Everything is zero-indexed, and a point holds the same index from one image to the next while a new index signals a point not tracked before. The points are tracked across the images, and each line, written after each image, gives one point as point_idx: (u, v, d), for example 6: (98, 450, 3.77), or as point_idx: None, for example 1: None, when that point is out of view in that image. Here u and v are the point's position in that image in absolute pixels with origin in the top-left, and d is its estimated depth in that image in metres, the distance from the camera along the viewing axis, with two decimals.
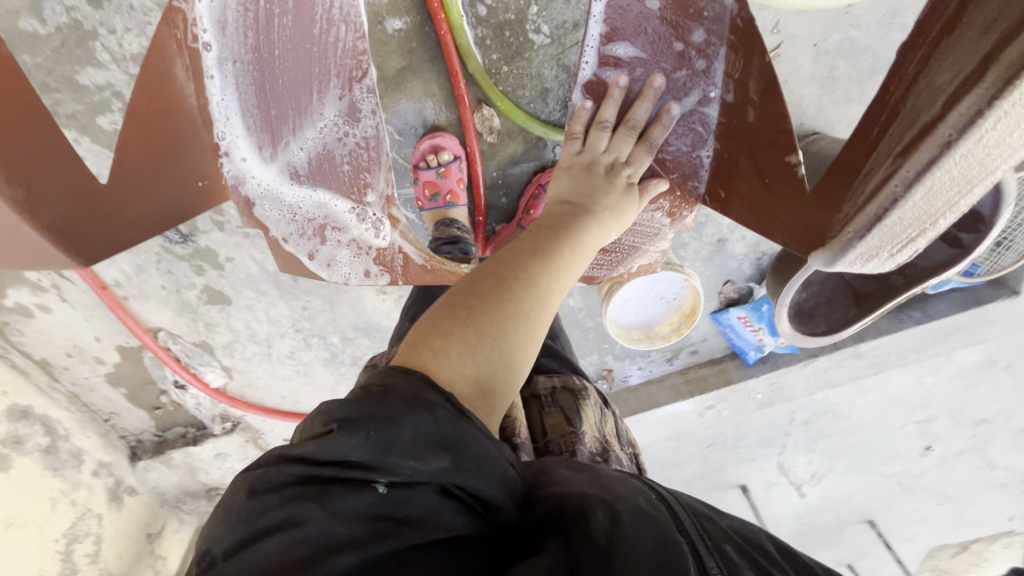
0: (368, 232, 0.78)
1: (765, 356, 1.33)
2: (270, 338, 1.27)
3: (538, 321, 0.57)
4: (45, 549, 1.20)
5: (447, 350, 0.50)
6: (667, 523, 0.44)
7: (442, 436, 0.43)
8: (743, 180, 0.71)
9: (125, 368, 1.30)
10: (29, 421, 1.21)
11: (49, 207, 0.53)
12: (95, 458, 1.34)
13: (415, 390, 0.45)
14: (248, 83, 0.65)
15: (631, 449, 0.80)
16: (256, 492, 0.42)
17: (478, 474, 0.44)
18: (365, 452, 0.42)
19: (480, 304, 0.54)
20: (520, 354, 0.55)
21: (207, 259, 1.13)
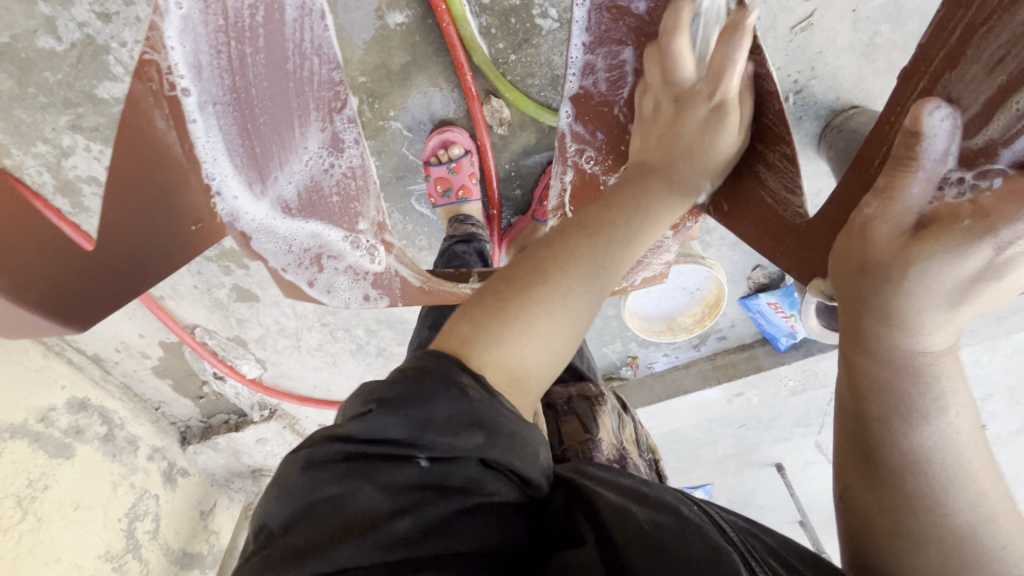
0: (363, 258, 0.78)
1: (798, 342, 1.28)
2: (298, 331, 1.32)
3: (577, 307, 0.50)
4: (110, 527, 1.30)
5: (480, 336, 0.47)
6: (714, 533, 0.42)
7: (477, 414, 0.41)
8: (749, 191, 0.63)
9: (169, 362, 1.37)
10: (87, 411, 1.31)
11: (34, 287, 0.64)
12: (150, 444, 1.44)
13: (448, 369, 0.43)
14: (230, 123, 0.65)
15: (651, 454, 0.80)
16: (306, 462, 0.41)
17: (512, 454, 0.42)
18: (403, 429, 0.40)
19: (532, 279, 0.50)
20: (571, 334, 0.50)
21: (233, 260, 1.16)
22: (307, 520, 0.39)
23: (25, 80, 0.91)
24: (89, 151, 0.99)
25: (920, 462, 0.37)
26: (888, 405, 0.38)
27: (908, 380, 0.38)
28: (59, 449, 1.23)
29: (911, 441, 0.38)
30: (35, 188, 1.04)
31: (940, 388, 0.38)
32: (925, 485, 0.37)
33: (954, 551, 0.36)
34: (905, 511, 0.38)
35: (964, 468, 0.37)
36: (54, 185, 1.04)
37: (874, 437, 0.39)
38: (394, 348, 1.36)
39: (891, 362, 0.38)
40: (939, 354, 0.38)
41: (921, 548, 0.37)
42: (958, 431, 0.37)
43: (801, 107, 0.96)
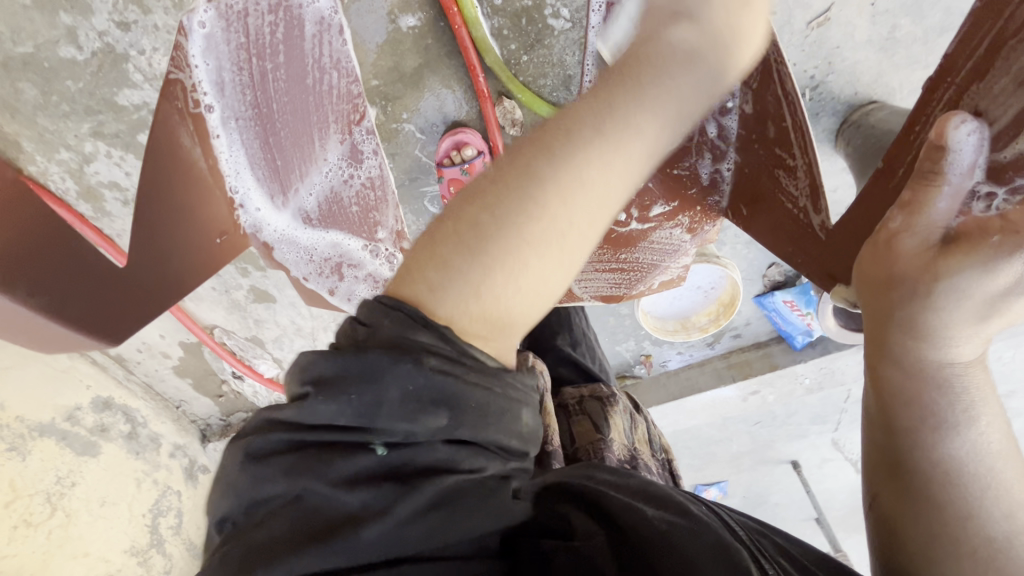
0: (382, 266, 0.80)
1: (814, 340, 1.27)
2: (315, 331, 1.33)
3: (564, 230, 0.41)
4: (135, 523, 1.34)
5: (449, 282, 0.40)
6: (723, 530, 0.43)
7: (441, 390, 0.37)
8: (770, 196, 0.62)
9: (189, 362, 1.39)
10: (111, 411, 1.33)
11: (72, 303, 0.61)
12: (171, 442, 1.46)
13: (395, 335, 0.39)
14: (252, 137, 0.66)
15: (663, 455, 0.81)
16: (256, 457, 0.38)
17: (482, 425, 0.39)
18: (352, 417, 0.37)
19: (504, 203, 0.41)
20: (561, 270, 0.43)
21: (250, 261, 1.17)
22: (267, 518, 0.37)
23: (47, 88, 0.93)
24: (110, 157, 1.01)
25: (951, 473, 0.38)
26: (918, 417, 0.39)
27: (936, 393, 0.38)
28: (85, 447, 1.27)
29: (941, 451, 0.39)
30: (60, 194, 1.06)
31: (960, 397, 0.39)
32: (957, 495, 0.38)
33: (982, 554, 0.37)
34: (937, 521, 0.38)
35: (995, 476, 0.38)
36: (76, 190, 1.06)
37: (902, 449, 0.40)
38: None
39: (919, 376, 0.39)
40: (966, 366, 0.39)
41: (958, 558, 0.38)
42: (989, 441, 0.39)
43: (817, 103, 0.95)
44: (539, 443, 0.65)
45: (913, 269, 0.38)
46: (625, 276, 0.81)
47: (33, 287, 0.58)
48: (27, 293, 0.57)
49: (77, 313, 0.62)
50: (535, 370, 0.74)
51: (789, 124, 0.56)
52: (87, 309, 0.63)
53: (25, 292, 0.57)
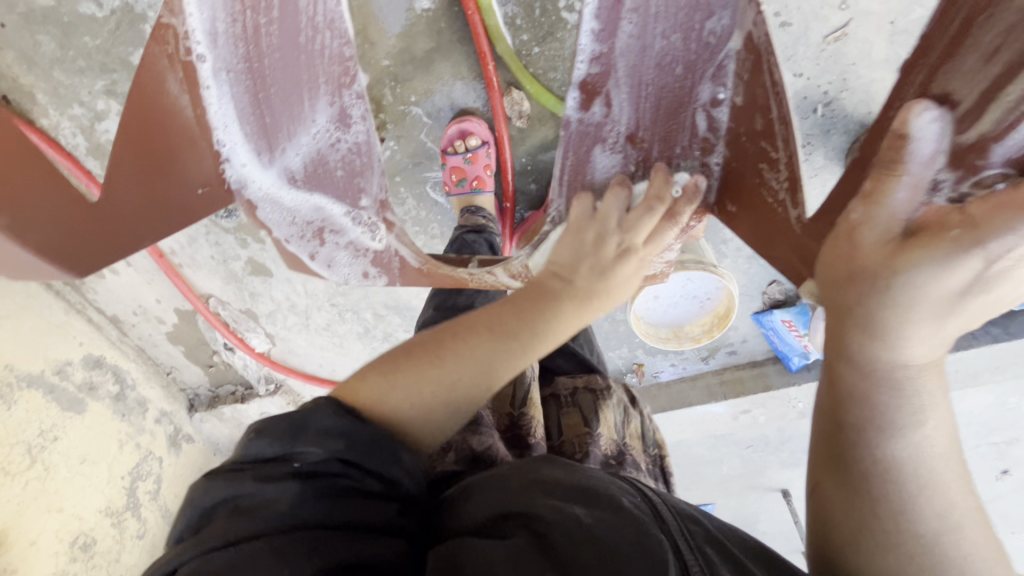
0: (364, 235, 0.77)
1: (811, 363, 1.24)
2: (308, 309, 1.34)
3: (479, 374, 0.57)
4: (113, 484, 1.33)
5: (383, 384, 0.56)
6: (649, 522, 0.50)
7: (348, 429, 0.52)
8: (752, 191, 0.62)
9: (183, 329, 1.42)
10: (102, 369, 1.36)
11: (36, 229, 0.68)
12: (158, 407, 1.49)
13: (334, 405, 0.53)
14: (242, 91, 0.65)
15: (658, 449, 0.89)
16: (206, 480, 0.50)
17: (374, 456, 0.53)
18: (280, 445, 0.50)
19: (450, 337, 0.58)
20: (462, 398, 0.57)
21: (250, 234, 1.18)
22: (206, 530, 0.46)
23: (65, 43, 0.95)
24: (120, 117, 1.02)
25: (892, 471, 0.38)
26: (865, 415, 0.39)
27: (885, 393, 0.38)
28: (71, 404, 1.28)
29: (884, 450, 0.39)
30: (69, 148, 1.07)
31: (913, 399, 0.38)
32: (894, 491, 0.39)
33: (910, 559, 0.38)
34: (869, 515, 0.39)
35: (933, 479, 0.38)
36: (86, 146, 1.07)
37: (847, 447, 0.40)
38: (400, 335, 1.38)
39: (867, 372, 0.39)
40: (920, 368, 0.38)
41: (885, 553, 0.39)
42: (933, 445, 0.38)
43: (829, 119, 0.94)
44: (522, 436, 0.80)
45: (876, 264, 0.38)
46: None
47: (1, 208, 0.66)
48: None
49: (40, 238, 0.69)
50: None
51: (773, 117, 0.57)
52: (56, 240, 0.70)
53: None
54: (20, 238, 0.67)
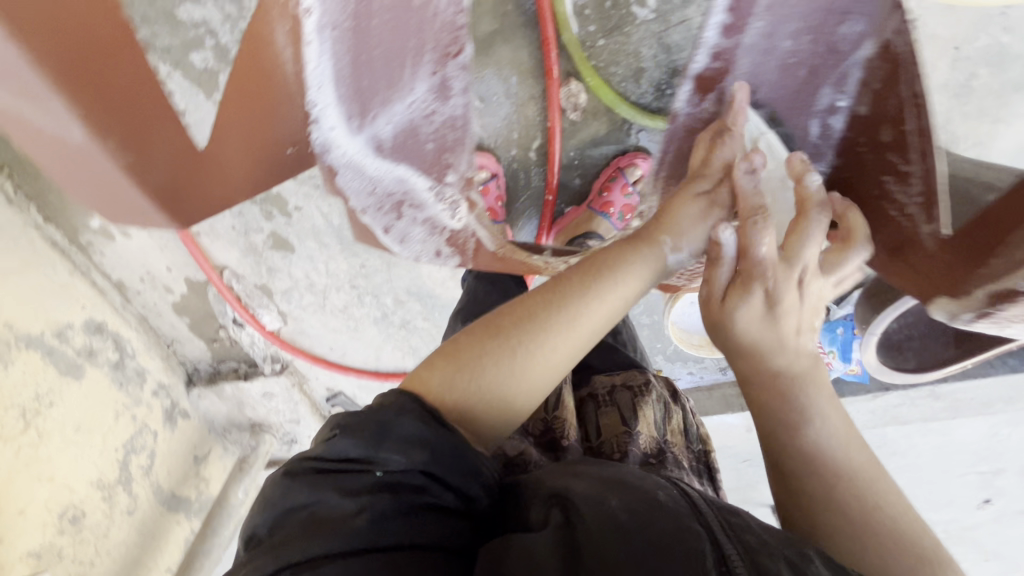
0: (444, 212, 0.85)
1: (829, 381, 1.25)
2: (326, 290, 1.30)
3: (526, 361, 0.65)
4: (106, 456, 1.27)
5: (442, 377, 0.64)
6: (689, 517, 0.54)
7: (425, 436, 0.58)
8: (873, 199, 0.74)
9: (190, 300, 1.36)
10: (102, 335, 1.29)
11: (152, 172, 0.61)
12: (156, 379, 1.42)
13: (403, 402, 0.60)
14: (344, 50, 0.58)
15: (703, 445, 0.94)
16: (285, 477, 0.57)
17: (451, 470, 0.59)
18: (361, 449, 0.56)
19: (499, 328, 0.66)
20: (520, 382, 0.65)
21: (277, 206, 1.15)
22: (283, 528, 0.54)
23: None
24: None
25: (813, 459, 0.63)
26: (773, 419, 0.66)
27: (778, 402, 0.66)
28: (69, 368, 1.22)
29: (798, 440, 0.65)
30: None
31: (794, 399, 0.66)
32: (816, 467, 0.63)
33: (847, 514, 0.60)
34: (810, 489, 0.63)
35: (837, 460, 0.63)
36: None
37: (782, 447, 0.65)
38: (418, 322, 1.36)
39: (787, 414, 0.66)
40: (788, 376, 0.67)
41: (825, 514, 0.61)
42: (824, 435, 0.64)
43: None
44: (556, 439, 0.85)
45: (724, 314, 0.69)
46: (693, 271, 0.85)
47: (124, 143, 0.57)
48: (115, 147, 0.56)
49: (157, 181, 0.62)
50: None
51: (901, 134, 0.66)
52: (168, 177, 0.63)
53: (114, 145, 0.56)
54: (139, 177, 0.60)
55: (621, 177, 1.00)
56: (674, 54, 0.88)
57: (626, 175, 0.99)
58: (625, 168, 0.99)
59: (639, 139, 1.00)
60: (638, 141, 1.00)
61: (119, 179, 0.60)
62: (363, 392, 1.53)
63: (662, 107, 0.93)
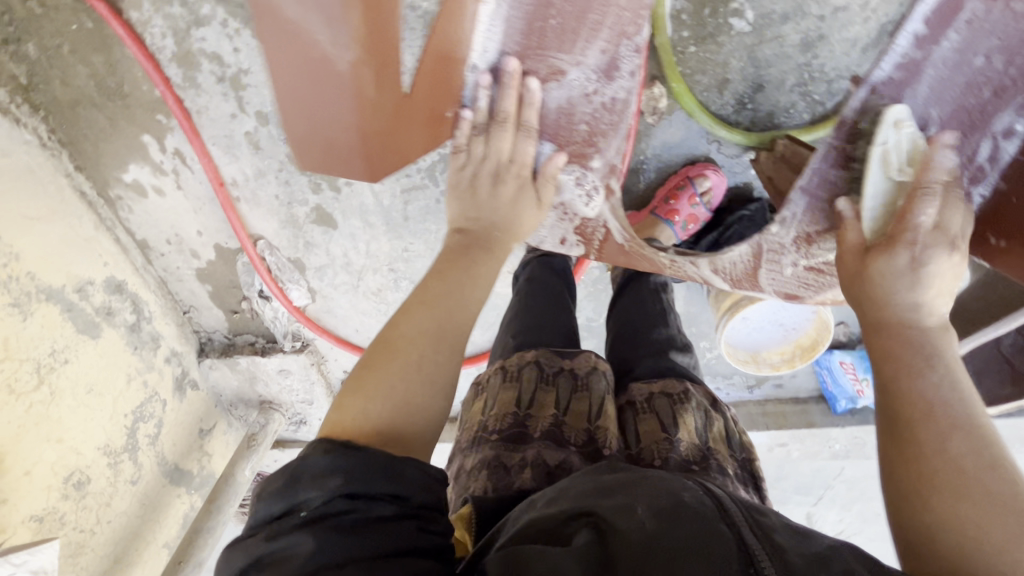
0: (579, 199, 0.80)
1: (855, 408, 1.27)
2: (363, 270, 1.27)
3: (433, 364, 0.59)
4: (115, 421, 1.21)
5: (354, 411, 0.55)
6: (714, 519, 0.51)
7: (342, 462, 0.49)
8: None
9: (217, 268, 1.31)
10: (121, 295, 1.24)
11: (375, 114, 0.74)
12: (170, 346, 1.36)
13: (314, 448, 0.51)
14: (518, 15, 0.65)
15: (746, 454, 0.86)
16: (226, 555, 0.49)
17: (378, 481, 0.49)
18: (285, 497, 0.49)
19: (386, 348, 0.59)
20: (430, 390, 0.58)
21: (328, 179, 1.12)
22: None
23: None
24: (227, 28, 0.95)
25: (938, 411, 0.53)
26: (895, 371, 0.56)
27: (911, 355, 0.57)
28: (87, 326, 1.16)
29: (919, 390, 0.54)
30: (154, 50, 0.98)
31: (931, 357, 0.56)
32: (952, 441, 0.51)
33: (971, 488, 0.49)
34: (931, 466, 0.51)
35: (973, 425, 0.52)
36: (173, 52, 0.98)
37: (904, 415, 0.54)
38: None
39: (902, 363, 0.56)
40: (929, 330, 0.59)
41: (946, 496, 0.49)
42: (960, 395, 0.54)
43: None
44: (598, 448, 0.80)
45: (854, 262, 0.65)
46: (819, 280, 0.83)
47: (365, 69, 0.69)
48: (366, 70, 0.69)
49: (375, 124, 0.75)
50: (596, 371, 0.90)
51: None
52: (380, 122, 0.75)
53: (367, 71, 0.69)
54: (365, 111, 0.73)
55: (690, 187, 0.98)
56: (762, 69, 0.88)
57: (696, 185, 0.97)
58: (695, 179, 0.98)
59: (710, 149, 0.99)
60: (709, 152, 0.99)
61: (353, 107, 0.72)
62: None
63: (741, 120, 0.93)
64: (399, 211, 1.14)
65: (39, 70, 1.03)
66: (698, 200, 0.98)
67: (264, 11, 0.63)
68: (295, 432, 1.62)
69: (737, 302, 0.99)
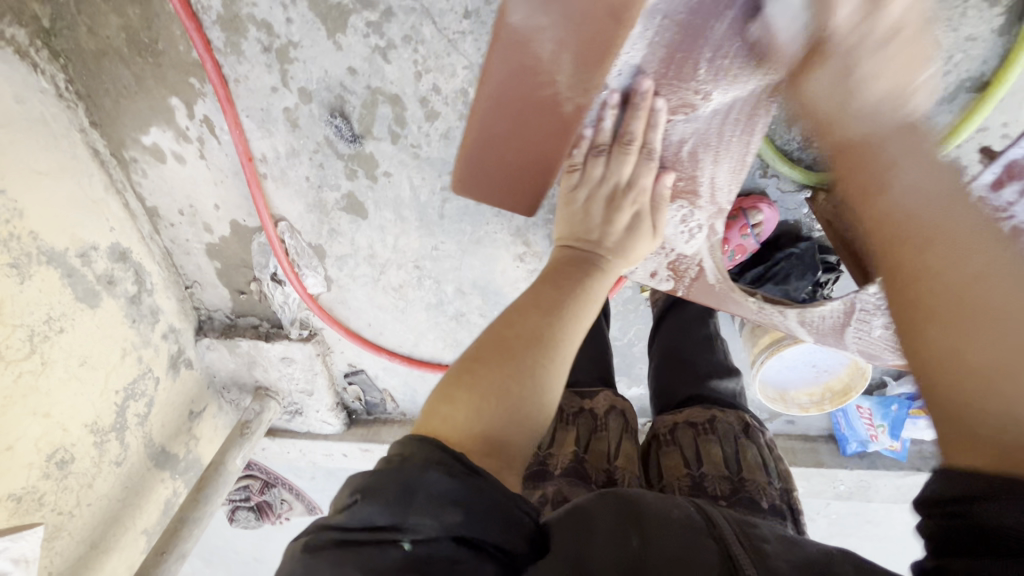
0: (681, 237, 0.85)
1: (863, 451, 1.28)
2: (386, 265, 1.22)
3: (543, 375, 0.58)
4: (104, 398, 1.13)
5: (456, 412, 0.53)
6: (699, 534, 0.51)
7: (459, 495, 0.46)
8: None
9: (229, 245, 1.24)
10: (125, 264, 1.16)
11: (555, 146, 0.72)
12: (169, 322, 1.29)
13: (430, 458, 0.47)
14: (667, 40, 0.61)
15: (785, 484, 0.77)
16: (303, 556, 0.44)
17: (490, 530, 0.47)
18: (387, 516, 0.45)
19: (499, 349, 0.58)
20: (537, 403, 0.56)
21: (365, 167, 1.06)
22: None
23: None
24: None
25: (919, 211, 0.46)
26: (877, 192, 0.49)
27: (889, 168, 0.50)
28: (86, 294, 1.08)
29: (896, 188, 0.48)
30: (196, 8, 0.90)
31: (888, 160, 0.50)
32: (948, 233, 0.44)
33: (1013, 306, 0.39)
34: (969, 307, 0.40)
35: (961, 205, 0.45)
36: (219, 13, 0.91)
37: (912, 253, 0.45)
38: (471, 317, 1.30)
39: (866, 173, 0.51)
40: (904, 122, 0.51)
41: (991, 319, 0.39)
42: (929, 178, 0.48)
43: None
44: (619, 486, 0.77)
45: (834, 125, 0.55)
46: None
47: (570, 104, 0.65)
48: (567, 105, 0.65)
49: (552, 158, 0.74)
50: (612, 411, 0.91)
51: None
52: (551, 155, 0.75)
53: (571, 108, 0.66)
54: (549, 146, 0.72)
55: (742, 218, 0.96)
56: None
57: (749, 217, 0.95)
58: (747, 211, 0.96)
59: (767, 183, 0.98)
60: (765, 186, 0.98)
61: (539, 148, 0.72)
62: (386, 375, 1.46)
63: (804, 157, 0.93)
64: (435, 209, 1.09)
65: (64, 13, 0.94)
66: (749, 233, 0.96)
67: (516, 46, 0.58)
68: (288, 421, 1.56)
69: (777, 340, 0.97)
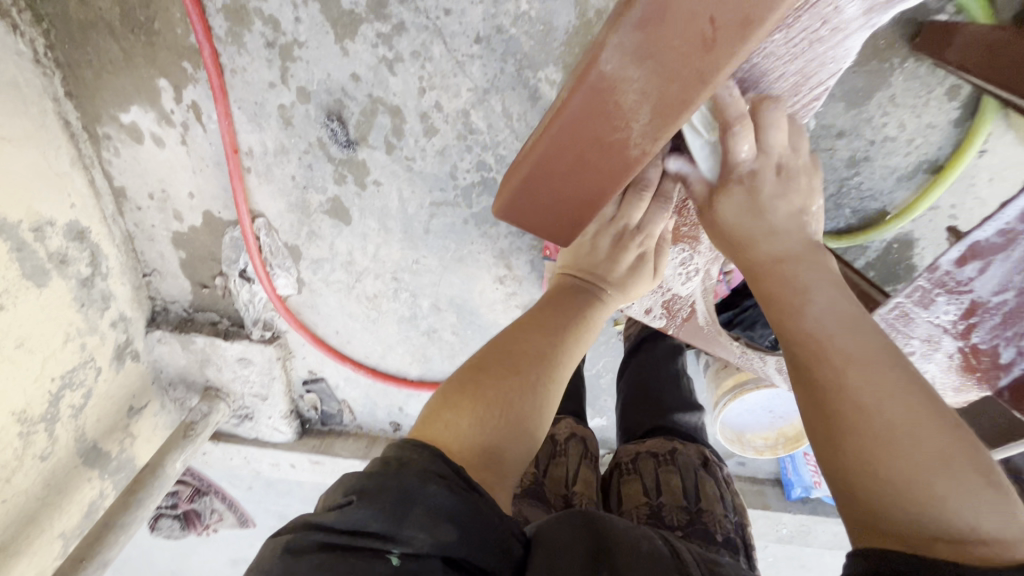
0: (679, 279, 0.89)
1: (807, 497, 1.34)
2: (363, 273, 1.20)
3: (545, 395, 0.63)
4: (39, 384, 1.04)
5: (459, 420, 0.56)
6: (668, 562, 0.52)
7: (454, 511, 0.48)
8: None
9: (199, 236, 1.19)
10: (82, 244, 1.09)
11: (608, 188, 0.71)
12: (119, 309, 1.21)
13: (427, 472, 0.49)
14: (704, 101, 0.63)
15: (739, 517, 0.79)
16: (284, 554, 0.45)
17: (477, 550, 0.48)
18: (380, 523, 0.46)
19: (508, 363, 0.62)
20: (535, 420, 0.61)
21: (356, 173, 1.05)
22: None
23: None
24: None
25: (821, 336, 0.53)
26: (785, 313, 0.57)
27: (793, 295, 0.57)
28: (34, 272, 1.00)
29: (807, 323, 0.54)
30: None
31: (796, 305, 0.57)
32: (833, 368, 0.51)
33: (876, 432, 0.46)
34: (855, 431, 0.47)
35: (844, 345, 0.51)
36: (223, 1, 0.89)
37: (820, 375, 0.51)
38: (443, 334, 1.29)
39: (781, 306, 0.58)
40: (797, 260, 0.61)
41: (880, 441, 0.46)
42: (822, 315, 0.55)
43: None
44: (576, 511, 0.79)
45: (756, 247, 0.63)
46: None
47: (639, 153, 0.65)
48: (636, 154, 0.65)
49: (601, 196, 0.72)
50: (574, 436, 0.93)
51: None
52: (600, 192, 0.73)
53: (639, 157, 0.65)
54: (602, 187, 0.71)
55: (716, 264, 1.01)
56: None
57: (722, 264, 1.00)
58: None
59: None
60: None
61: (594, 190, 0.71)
62: (347, 385, 1.43)
63: None
64: (421, 222, 1.09)
65: None
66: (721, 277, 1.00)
67: (599, 91, 0.58)
68: (235, 426, 1.49)
69: (740, 383, 1.01)
